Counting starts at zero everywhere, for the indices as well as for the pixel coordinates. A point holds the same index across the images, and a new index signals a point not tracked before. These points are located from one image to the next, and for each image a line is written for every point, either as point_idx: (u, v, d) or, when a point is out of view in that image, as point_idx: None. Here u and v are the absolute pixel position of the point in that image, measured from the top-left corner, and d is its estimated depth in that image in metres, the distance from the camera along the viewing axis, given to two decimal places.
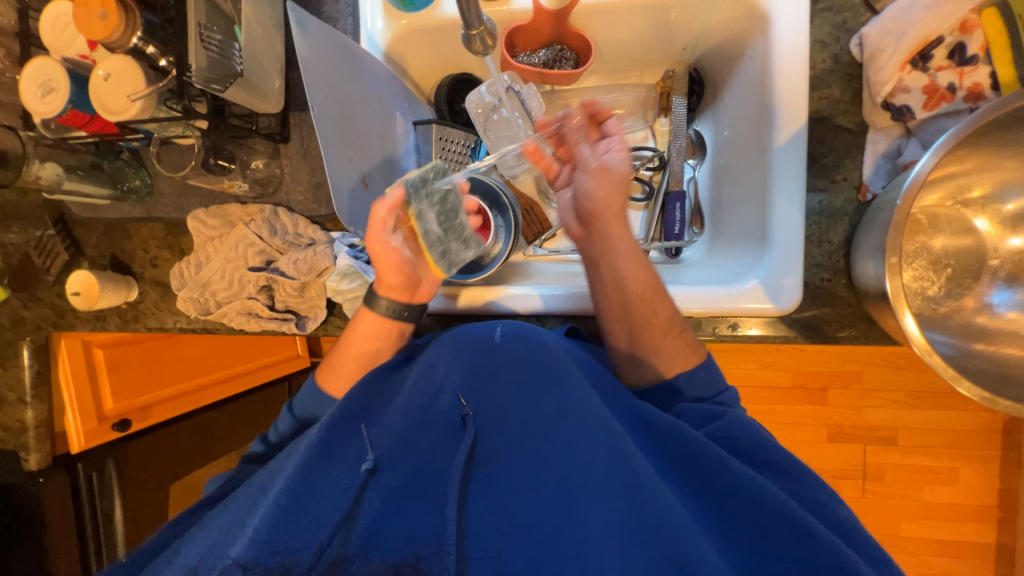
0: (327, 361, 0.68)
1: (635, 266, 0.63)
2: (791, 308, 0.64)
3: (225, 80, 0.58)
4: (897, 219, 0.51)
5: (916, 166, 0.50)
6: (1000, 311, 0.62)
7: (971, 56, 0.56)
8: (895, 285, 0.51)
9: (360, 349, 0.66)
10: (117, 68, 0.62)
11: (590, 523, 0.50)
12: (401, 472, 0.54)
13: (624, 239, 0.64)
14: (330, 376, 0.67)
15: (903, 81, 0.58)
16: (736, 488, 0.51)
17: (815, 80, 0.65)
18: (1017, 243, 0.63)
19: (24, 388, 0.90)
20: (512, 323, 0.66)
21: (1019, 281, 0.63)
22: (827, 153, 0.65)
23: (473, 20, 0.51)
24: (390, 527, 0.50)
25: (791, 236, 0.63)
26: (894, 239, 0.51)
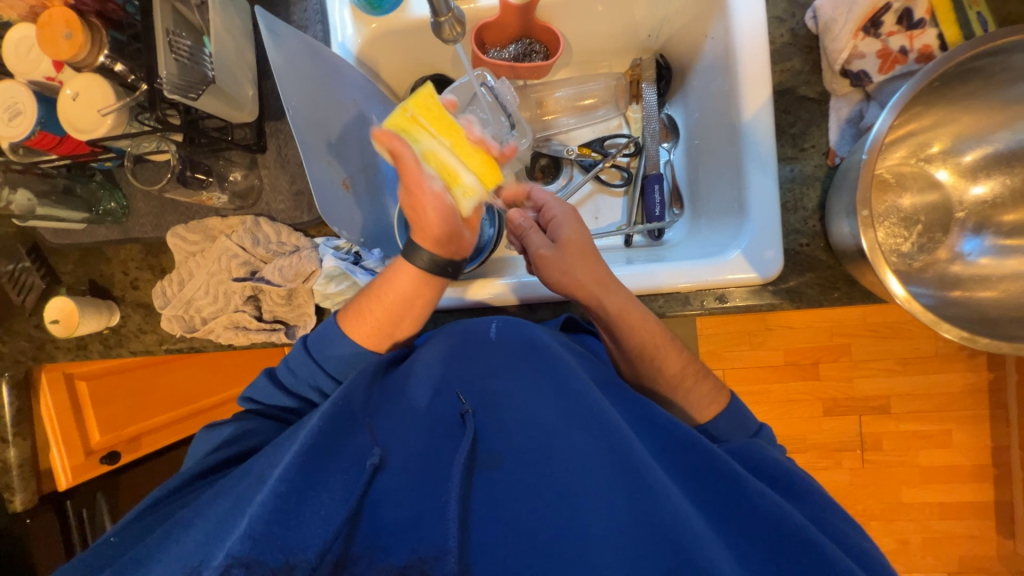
0: (350, 307, 0.65)
1: (638, 318, 0.64)
2: (774, 276, 0.65)
3: (195, 87, 0.57)
4: (864, 176, 0.53)
5: (876, 126, 0.52)
6: (972, 259, 0.65)
7: (919, 20, 0.59)
8: (871, 241, 0.53)
9: (376, 310, 0.64)
10: (85, 86, 0.61)
11: (592, 525, 0.49)
12: (402, 473, 0.53)
13: (618, 296, 0.65)
14: (353, 322, 0.64)
15: (858, 48, 0.61)
16: (739, 488, 0.50)
17: (776, 54, 0.68)
18: (980, 192, 0.66)
19: (3, 428, 0.83)
20: (507, 320, 0.65)
21: (986, 229, 0.66)
22: (793, 123, 0.67)
23: (440, 6, 0.52)
24: (392, 539, 0.49)
25: (766, 205, 0.65)
26: (864, 194, 0.53)
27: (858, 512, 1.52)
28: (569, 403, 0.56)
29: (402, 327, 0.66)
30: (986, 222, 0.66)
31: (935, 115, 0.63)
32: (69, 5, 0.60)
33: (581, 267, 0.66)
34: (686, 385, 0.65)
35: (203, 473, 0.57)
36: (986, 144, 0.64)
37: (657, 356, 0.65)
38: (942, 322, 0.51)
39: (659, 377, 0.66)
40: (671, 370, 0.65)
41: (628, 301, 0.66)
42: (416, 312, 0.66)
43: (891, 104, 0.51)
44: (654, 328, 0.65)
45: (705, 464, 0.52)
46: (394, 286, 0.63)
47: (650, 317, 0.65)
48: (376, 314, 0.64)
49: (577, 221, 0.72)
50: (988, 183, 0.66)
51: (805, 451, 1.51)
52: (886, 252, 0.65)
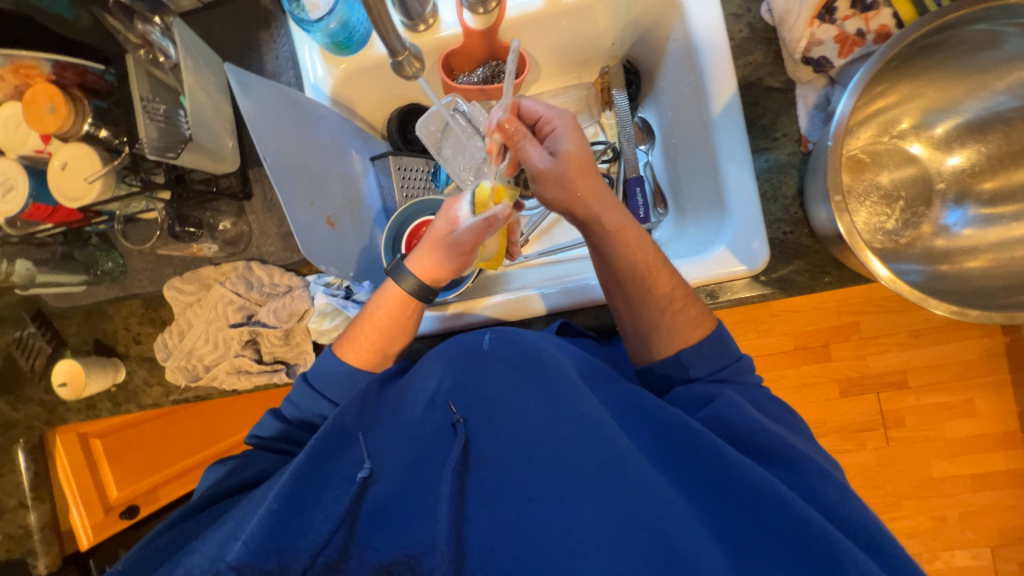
0: (347, 334, 0.67)
1: (635, 244, 0.62)
2: (763, 265, 0.65)
3: (176, 147, 0.60)
4: (833, 161, 0.53)
5: (839, 109, 0.53)
6: (957, 230, 0.64)
7: (873, 2, 0.59)
8: (846, 224, 0.53)
9: (368, 331, 0.65)
10: (71, 156, 0.64)
11: (579, 517, 0.49)
12: (396, 484, 0.53)
13: (634, 228, 0.63)
14: (350, 347, 0.66)
15: (815, 35, 0.60)
16: (729, 472, 0.48)
17: (737, 49, 0.67)
18: (957, 161, 0.66)
19: (24, 491, 0.88)
20: (501, 330, 0.63)
21: (968, 199, 0.65)
22: (763, 114, 0.67)
23: (396, 47, 0.57)
24: (381, 535, 0.50)
25: (746, 198, 0.65)
26: (834, 179, 0.54)
27: (889, 492, 1.49)
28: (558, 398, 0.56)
29: (393, 347, 0.67)
30: (969, 192, 0.66)
31: (900, 91, 0.63)
32: (51, 81, 0.63)
33: (585, 184, 0.61)
34: (675, 307, 0.61)
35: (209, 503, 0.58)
36: (953, 116, 0.65)
37: (646, 275, 0.62)
38: (929, 298, 0.51)
39: (648, 298, 0.61)
40: (659, 289, 0.61)
41: (601, 207, 0.62)
42: (406, 335, 0.67)
43: (853, 81, 0.52)
44: (616, 226, 0.62)
45: (694, 446, 0.50)
46: (382, 306, 0.65)
47: (640, 233, 0.63)
48: (365, 339, 0.65)
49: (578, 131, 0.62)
50: (964, 152, 0.66)
51: (826, 434, 1.49)
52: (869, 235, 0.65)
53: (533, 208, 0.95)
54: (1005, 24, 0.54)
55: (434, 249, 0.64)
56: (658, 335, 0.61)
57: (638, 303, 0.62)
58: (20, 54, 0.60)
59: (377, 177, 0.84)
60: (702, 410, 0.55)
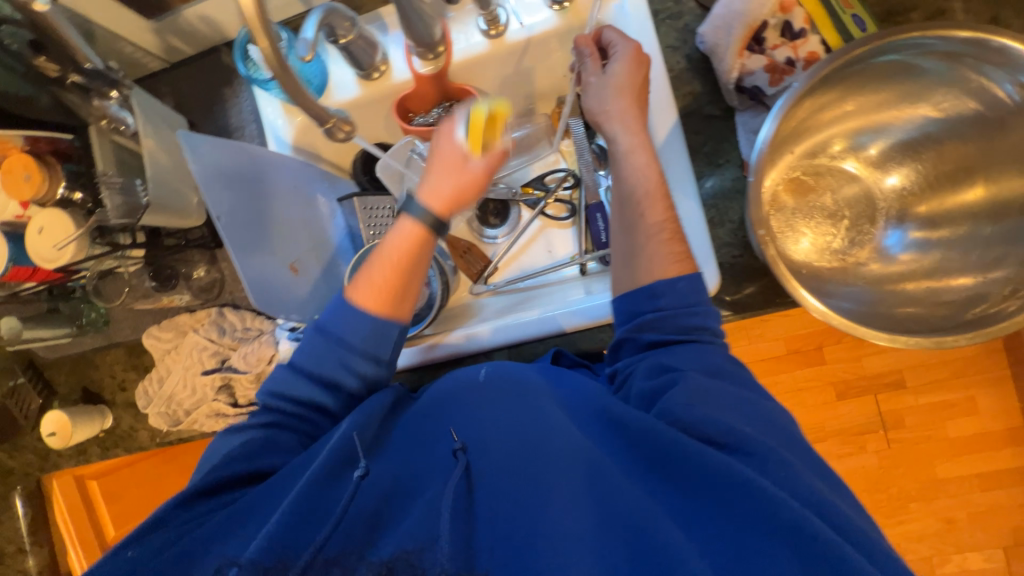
0: (362, 270, 0.63)
1: (644, 168, 0.63)
2: (716, 289, 0.65)
3: (133, 215, 0.64)
4: (753, 193, 0.53)
5: (755, 145, 0.54)
6: (897, 253, 0.67)
7: (800, 30, 0.61)
8: (772, 254, 0.54)
9: (383, 274, 0.61)
10: (48, 221, 0.67)
11: (565, 510, 0.48)
12: (389, 492, 0.53)
13: (642, 155, 0.63)
14: (361, 289, 0.62)
15: (746, 66, 0.61)
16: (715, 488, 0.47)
17: (676, 79, 0.69)
18: (894, 180, 0.68)
19: (21, 538, 0.96)
20: (496, 364, 0.63)
21: (909, 218, 0.67)
22: (704, 142, 0.68)
23: (323, 116, 0.55)
24: (371, 542, 0.49)
25: (694, 225, 0.66)
26: (757, 213, 0.53)
27: (894, 495, 1.46)
28: (545, 404, 0.57)
29: (404, 307, 0.63)
30: (916, 207, 0.67)
31: (855, 101, 0.65)
32: (25, 150, 0.66)
33: (617, 102, 0.63)
34: (663, 237, 0.61)
35: (167, 514, 0.52)
36: (883, 136, 0.68)
37: (641, 201, 0.62)
38: (859, 322, 0.54)
39: (640, 224, 0.61)
40: (650, 215, 0.61)
41: (642, 162, 0.63)
42: (415, 289, 0.64)
43: (771, 112, 0.53)
44: (654, 181, 0.62)
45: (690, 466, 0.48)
46: (398, 244, 0.62)
47: (651, 157, 0.63)
48: (385, 280, 0.61)
49: (639, 60, 0.63)
50: (900, 172, 0.68)
51: (825, 439, 1.47)
52: (798, 258, 0.66)
53: (500, 236, 0.96)
54: (934, 49, 0.55)
55: (460, 172, 0.63)
56: (674, 292, 0.58)
57: (634, 219, 0.62)
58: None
59: (345, 218, 0.86)
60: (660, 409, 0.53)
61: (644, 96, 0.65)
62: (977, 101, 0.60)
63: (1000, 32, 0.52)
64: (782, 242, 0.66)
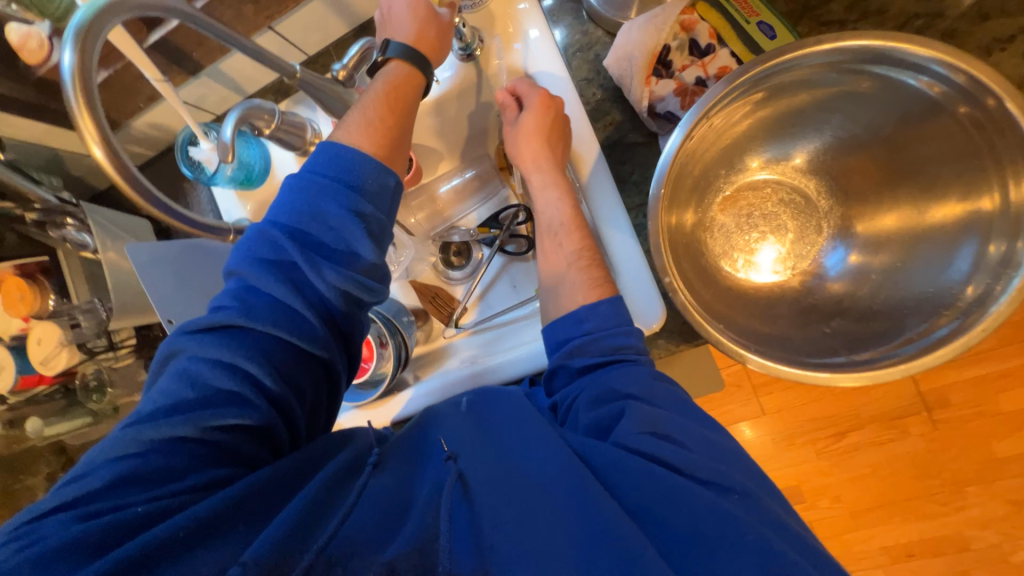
0: (344, 126, 0.54)
1: (558, 203, 0.63)
2: (658, 325, 0.62)
3: (101, 329, 0.77)
4: (655, 240, 0.50)
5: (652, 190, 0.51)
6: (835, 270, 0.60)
7: (707, 46, 0.60)
8: (681, 303, 0.49)
9: (378, 109, 0.55)
10: (46, 332, 0.73)
11: (543, 515, 0.38)
12: (390, 489, 0.42)
13: (554, 195, 0.64)
14: (347, 133, 0.54)
15: (654, 93, 0.60)
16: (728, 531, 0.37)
17: (595, 111, 0.69)
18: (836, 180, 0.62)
19: None
20: (480, 393, 0.55)
21: (861, 218, 0.60)
22: (632, 171, 0.67)
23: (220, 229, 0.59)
24: (368, 539, 0.37)
25: (632, 260, 0.63)
26: (658, 260, 0.50)
27: None
28: (523, 413, 0.50)
29: (398, 158, 0.56)
30: (868, 210, 0.59)
31: (739, 129, 0.57)
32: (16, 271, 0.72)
33: (528, 145, 0.64)
34: (581, 263, 0.60)
35: (83, 498, 0.37)
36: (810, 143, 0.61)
37: (558, 232, 0.63)
38: (778, 364, 0.48)
39: (556, 256, 0.62)
40: (565, 246, 0.62)
41: (549, 191, 0.64)
42: (407, 149, 0.58)
43: (681, 120, 0.49)
44: (563, 210, 0.63)
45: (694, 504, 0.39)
46: (391, 85, 0.57)
47: (565, 193, 0.64)
48: (379, 116, 0.54)
49: (547, 107, 0.63)
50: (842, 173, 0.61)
51: (862, 427, 1.26)
52: (746, 280, 0.61)
53: (466, 276, 0.93)
54: (803, 64, 0.48)
55: (428, 19, 0.61)
56: (598, 315, 0.55)
57: (552, 249, 0.63)
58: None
59: None
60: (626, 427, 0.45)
61: (557, 135, 0.64)
62: (889, 102, 0.52)
63: (853, 34, 0.46)
64: (721, 264, 0.61)
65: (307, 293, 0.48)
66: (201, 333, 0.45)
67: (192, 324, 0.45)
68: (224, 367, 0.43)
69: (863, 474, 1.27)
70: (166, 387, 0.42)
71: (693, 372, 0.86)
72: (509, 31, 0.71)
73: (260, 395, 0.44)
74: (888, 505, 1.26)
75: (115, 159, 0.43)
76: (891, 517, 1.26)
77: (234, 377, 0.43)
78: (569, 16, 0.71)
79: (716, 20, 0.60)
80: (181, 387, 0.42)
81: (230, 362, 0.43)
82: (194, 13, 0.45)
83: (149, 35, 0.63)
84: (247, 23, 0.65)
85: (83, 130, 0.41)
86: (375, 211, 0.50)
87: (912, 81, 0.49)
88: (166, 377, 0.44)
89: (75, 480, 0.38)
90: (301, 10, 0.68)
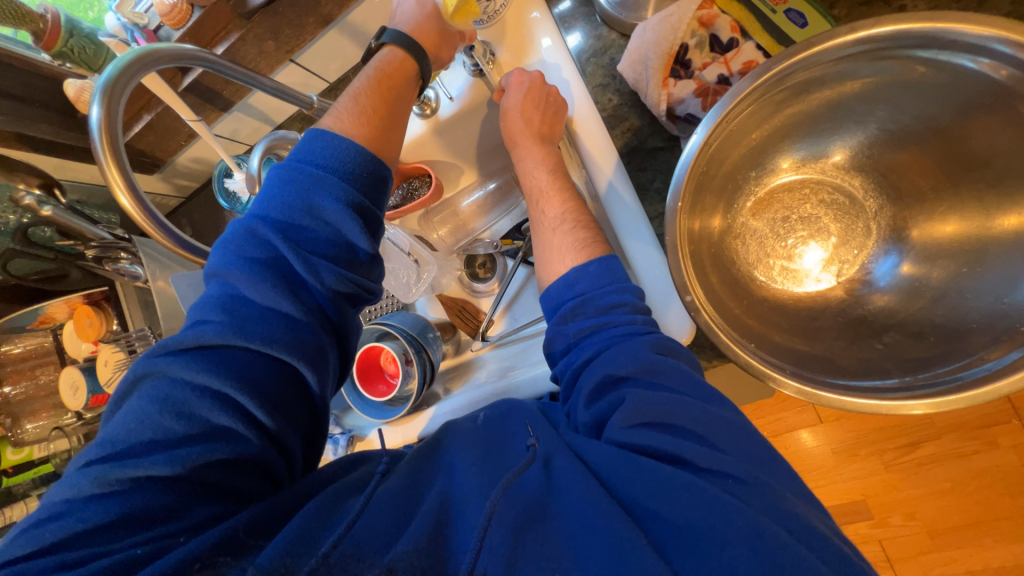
0: (334, 114, 0.54)
1: (545, 173, 0.65)
2: (687, 341, 0.58)
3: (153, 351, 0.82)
4: (674, 252, 0.47)
5: (669, 200, 0.47)
6: (887, 276, 0.54)
7: (730, 41, 0.55)
8: (704, 320, 0.46)
9: (370, 96, 0.55)
10: (106, 354, 0.79)
11: (542, 527, 0.38)
12: (399, 489, 0.43)
13: (543, 171, 0.65)
14: (339, 119, 0.54)
15: (673, 95, 0.57)
16: (745, 529, 0.35)
17: (612, 118, 0.66)
18: (891, 170, 0.55)
19: None
20: (494, 406, 0.55)
21: (918, 215, 0.54)
22: (653, 178, 0.64)
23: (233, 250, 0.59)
24: (376, 543, 0.38)
25: (658, 273, 0.60)
26: (679, 277, 0.47)
27: None
28: (535, 421, 0.49)
29: (390, 147, 0.56)
30: (923, 208, 0.53)
31: (763, 128, 0.52)
32: (84, 300, 0.81)
33: (521, 124, 0.64)
34: (565, 227, 0.61)
35: (74, 540, 0.36)
36: (850, 139, 0.55)
37: (539, 201, 0.65)
38: (818, 388, 0.44)
39: (540, 222, 0.64)
40: (548, 212, 0.63)
41: (534, 163, 0.66)
42: (398, 140, 0.58)
43: (703, 121, 0.45)
44: (546, 178, 0.65)
45: (710, 506, 0.36)
46: (387, 74, 0.57)
47: (555, 169, 0.65)
48: (371, 105, 0.54)
49: (535, 88, 0.64)
50: (891, 168, 0.55)
51: (940, 437, 1.13)
52: (785, 291, 0.57)
53: (491, 288, 0.92)
54: (832, 57, 0.43)
55: (433, 14, 0.62)
56: (587, 276, 0.55)
57: (536, 216, 0.65)
58: (67, 294, 0.80)
59: None
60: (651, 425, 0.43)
61: (548, 111, 0.64)
62: (939, 89, 0.46)
63: (887, 19, 0.41)
64: (754, 273, 0.56)
65: (302, 296, 0.47)
66: (184, 354, 0.43)
67: (172, 343, 0.44)
68: (212, 396, 0.42)
69: (942, 489, 1.13)
70: (145, 410, 0.41)
71: (736, 384, 0.80)
72: (523, 41, 0.70)
73: (251, 425, 0.43)
74: (977, 525, 1.11)
75: (140, 204, 0.46)
76: (978, 539, 1.11)
77: (226, 409, 0.42)
78: (582, 20, 0.69)
79: (737, 12, 0.57)
80: (167, 419, 0.41)
81: (217, 390, 0.42)
82: (211, 59, 0.47)
83: (183, 79, 0.67)
84: (269, 58, 0.68)
85: (110, 178, 0.44)
86: (369, 204, 0.50)
87: (970, 65, 0.42)
88: (141, 400, 0.42)
89: (60, 521, 0.37)
90: (316, 41, 0.71)
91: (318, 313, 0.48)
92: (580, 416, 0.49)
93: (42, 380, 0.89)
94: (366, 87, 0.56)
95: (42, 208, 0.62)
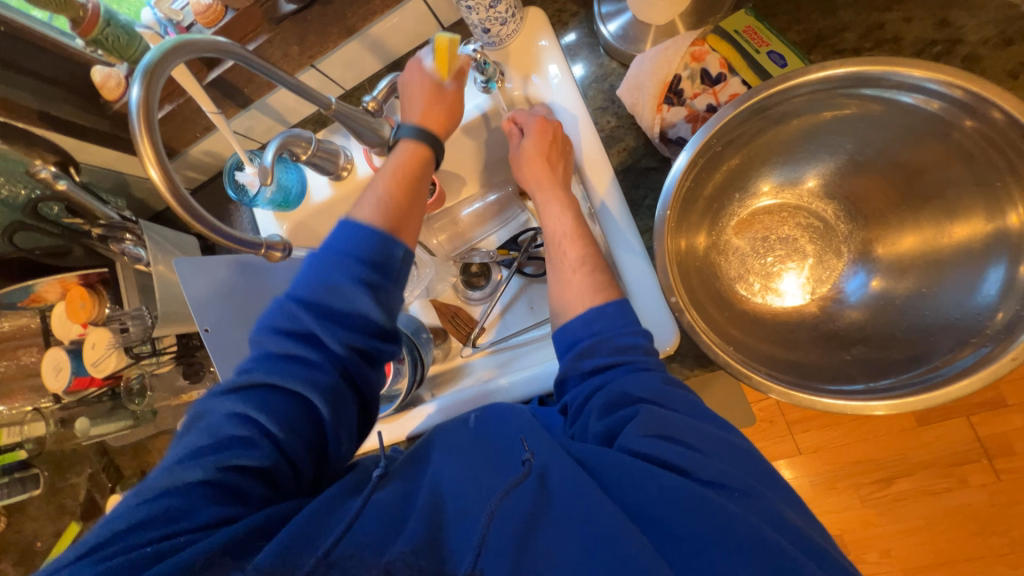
0: (358, 203, 0.59)
1: (566, 213, 0.65)
2: (671, 348, 0.62)
3: (146, 340, 0.80)
4: (661, 257, 0.50)
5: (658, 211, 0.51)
6: (857, 292, 0.59)
7: (718, 75, 0.62)
8: (687, 321, 0.49)
9: (390, 182, 0.60)
10: (97, 338, 0.79)
11: (539, 531, 0.40)
12: (403, 491, 0.45)
13: (567, 218, 0.65)
14: (359, 209, 0.57)
15: (666, 119, 0.62)
16: (740, 533, 0.37)
17: (610, 138, 0.71)
18: (863, 200, 0.60)
19: None
20: (486, 407, 0.56)
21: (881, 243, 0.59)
22: (645, 195, 0.69)
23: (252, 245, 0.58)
24: (378, 544, 0.40)
25: (646, 283, 0.64)
26: (666, 279, 0.50)
27: None
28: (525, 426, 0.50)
29: (409, 226, 0.59)
30: (885, 241, 0.58)
31: (742, 155, 0.57)
32: (80, 281, 0.81)
33: (538, 166, 0.66)
34: (565, 248, 0.63)
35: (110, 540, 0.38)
36: (820, 168, 0.60)
37: (563, 244, 0.63)
38: (795, 389, 0.47)
39: (562, 262, 0.62)
40: (570, 253, 0.62)
41: (558, 210, 0.66)
42: (418, 219, 0.61)
43: (690, 141, 0.49)
44: (570, 224, 0.64)
45: (702, 510, 0.38)
46: (403, 161, 0.62)
47: (571, 206, 0.65)
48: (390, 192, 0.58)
49: (549, 130, 0.67)
50: (860, 198, 0.60)
51: (911, 473, 1.15)
52: (765, 305, 0.60)
53: (484, 296, 0.95)
54: (799, 92, 0.49)
55: (436, 98, 0.65)
56: (605, 316, 0.55)
57: (556, 257, 0.63)
58: (64, 274, 0.81)
59: None
60: (658, 434, 0.44)
61: (562, 153, 0.68)
62: (892, 122, 0.52)
63: (842, 61, 0.47)
64: (736, 287, 0.60)
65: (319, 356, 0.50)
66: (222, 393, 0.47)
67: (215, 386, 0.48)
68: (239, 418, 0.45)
69: (915, 527, 1.15)
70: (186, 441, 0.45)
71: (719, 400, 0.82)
72: (530, 65, 0.75)
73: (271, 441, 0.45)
74: (947, 563, 1.13)
75: (167, 178, 0.47)
76: None
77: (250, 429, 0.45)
78: (586, 50, 0.75)
79: (727, 49, 0.62)
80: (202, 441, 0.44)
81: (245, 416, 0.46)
82: (241, 53, 0.51)
83: (208, 74, 0.72)
84: (292, 61, 0.73)
85: (142, 154, 0.46)
86: (382, 283, 0.52)
87: (907, 99, 0.49)
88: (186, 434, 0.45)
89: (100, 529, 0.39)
90: (338, 51, 0.75)
91: (336, 365, 0.50)
92: (590, 427, 0.50)
93: (25, 361, 0.88)
94: (386, 170, 0.61)
95: (57, 182, 0.66)
